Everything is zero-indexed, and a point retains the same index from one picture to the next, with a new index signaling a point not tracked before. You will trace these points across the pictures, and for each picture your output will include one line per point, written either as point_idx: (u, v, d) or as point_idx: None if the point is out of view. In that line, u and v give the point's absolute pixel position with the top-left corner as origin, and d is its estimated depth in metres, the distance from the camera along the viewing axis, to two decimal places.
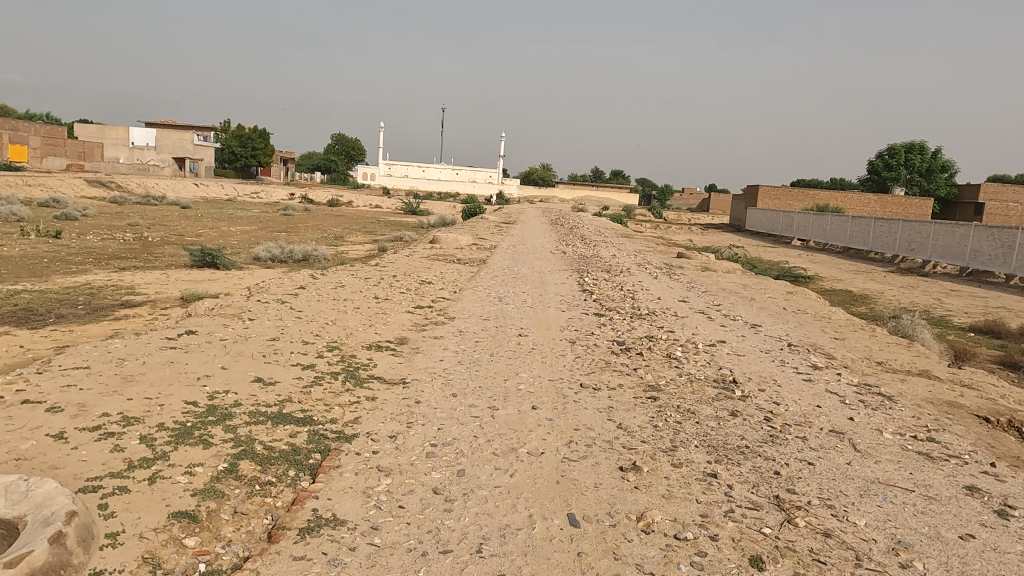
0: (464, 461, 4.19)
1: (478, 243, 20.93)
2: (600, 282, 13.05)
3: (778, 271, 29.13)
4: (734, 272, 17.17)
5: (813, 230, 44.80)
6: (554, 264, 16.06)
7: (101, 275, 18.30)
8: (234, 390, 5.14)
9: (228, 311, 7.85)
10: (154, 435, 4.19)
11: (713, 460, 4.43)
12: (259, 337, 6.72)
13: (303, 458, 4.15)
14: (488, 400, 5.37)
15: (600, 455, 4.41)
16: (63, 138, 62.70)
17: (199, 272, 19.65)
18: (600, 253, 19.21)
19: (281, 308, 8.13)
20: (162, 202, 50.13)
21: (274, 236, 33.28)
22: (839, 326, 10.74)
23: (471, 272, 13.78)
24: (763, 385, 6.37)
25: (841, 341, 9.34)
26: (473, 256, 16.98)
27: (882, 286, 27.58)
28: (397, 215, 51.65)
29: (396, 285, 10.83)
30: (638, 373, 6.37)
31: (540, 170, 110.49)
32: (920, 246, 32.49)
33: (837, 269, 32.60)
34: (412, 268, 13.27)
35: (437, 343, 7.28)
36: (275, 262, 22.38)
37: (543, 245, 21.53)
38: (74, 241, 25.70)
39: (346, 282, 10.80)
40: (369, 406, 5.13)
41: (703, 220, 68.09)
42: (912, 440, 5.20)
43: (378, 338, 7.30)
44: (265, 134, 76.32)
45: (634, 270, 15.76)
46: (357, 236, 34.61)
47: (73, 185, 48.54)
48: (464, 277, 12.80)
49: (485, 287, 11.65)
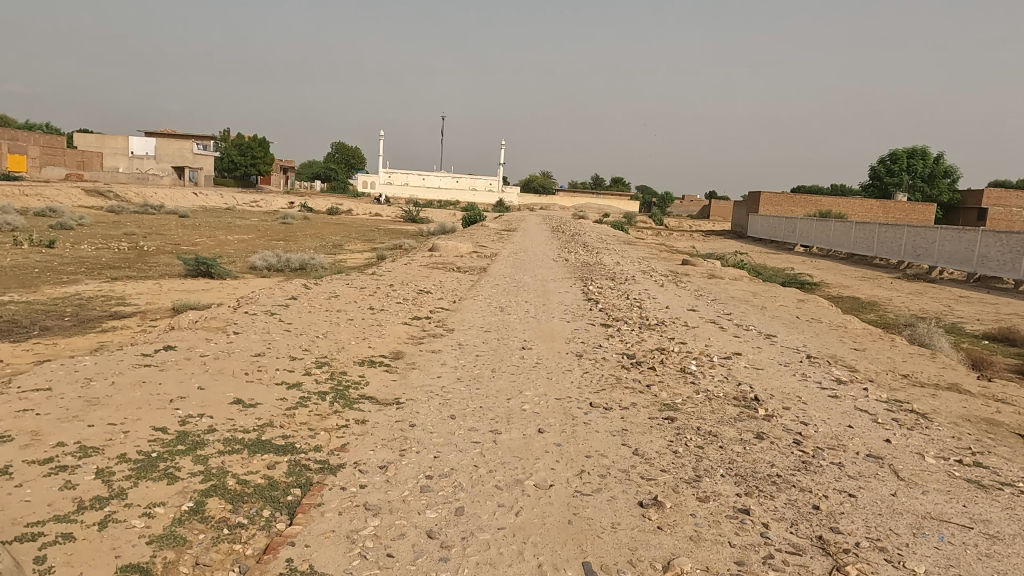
0: (463, 496, 3.71)
1: (478, 250, 20.52)
2: (605, 291, 12.59)
3: (783, 277, 28.64)
4: (740, 280, 16.75)
5: (817, 236, 44.43)
6: (556, 272, 15.59)
7: (93, 285, 17.98)
8: (210, 414, 4.65)
9: (211, 325, 7.36)
10: (113, 468, 3.71)
11: (743, 493, 3.94)
12: (243, 353, 6.25)
13: (280, 495, 3.65)
14: (489, 423, 4.88)
15: (616, 488, 3.91)
16: (63, 148, 62.72)
17: (192, 281, 19.27)
18: (602, 261, 18.84)
19: (269, 321, 7.64)
20: (160, 211, 50.00)
21: (272, 245, 32.90)
22: (857, 335, 10.24)
23: (471, 280, 13.33)
24: (787, 402, 5.88)
25: (861, 352, 8.83)
26: (474, 264, 16.56)
27: (890, 293, 27.12)
28: (396, 223, 51.26)
29: (394, 295, 10.38)
30: (652, 391, 5.87)
31: (540, 177, 110.94)
32: (926, 252, 32.12)
33: (842, 277, 32.12)
34: (409, 276, 12.86)
35: (433, 358, 6.79)
36: (271, 270, 22.07)
37: (545, 252, 21.05)
38: (67, 251, 25.31)
39: (340, 292, 10.34)
40: (358, 431, 4.64)
41: (704, 227, 67.75)
42: (958, 465, 4.71)
43: (371, 353, 6.81)
44: (265, 143, 77.17)
45: (639, 278, 15.31)
46: (356, 244, 34.50)
47: (71, 195, 48.33)
48: (464, 286, 12.34)
49: (486, 296, 11.21)
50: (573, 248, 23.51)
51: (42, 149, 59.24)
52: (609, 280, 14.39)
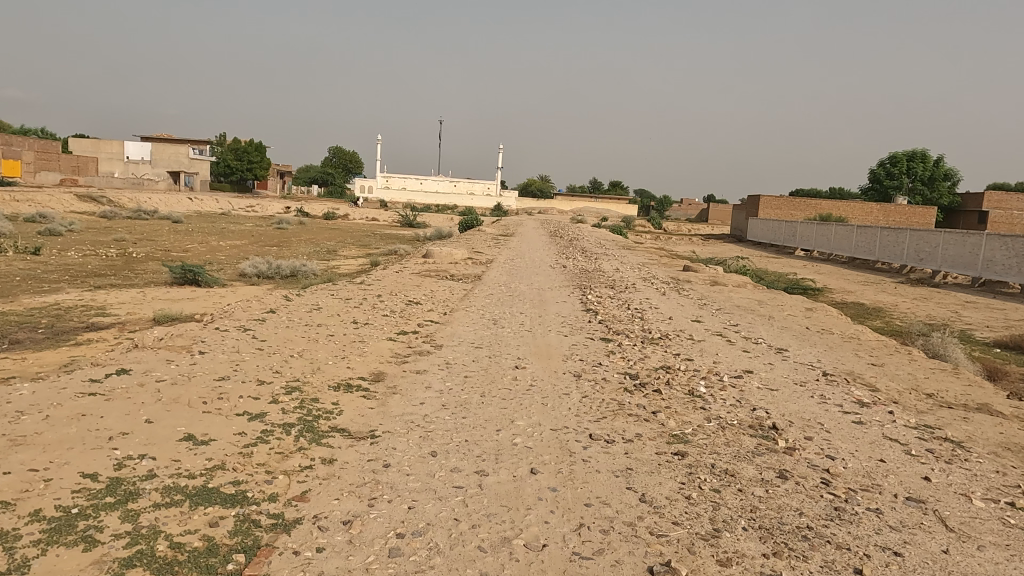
0: (439, 563, 3.10)
1: (473, 256, 19.93)
2: (604, 300, 12.00)
3: (785, 283, 28.06)
4: (744, 287, 16.18)
5: (817, 240, 43.94)
6: (553, 280, 15.00)
7: (74, 294, 17.37)
8: (153, 454, 4.04)
9: (176, 343, 6.74)
10: (21, 531, 3.10)
11: (771, 553, 3.34)
12: (205, 378, 5.63)
13: (220, 563, 3.04)
14: (475, 462, 4.28)
15: (621, 549, 3.31)
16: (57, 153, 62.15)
17: (178, 289, 18.66)
18: (601, 267, 18.27)
19: (241, 338, 7.03)
20: (153, 216, 49.42)
21: (265, 251, 32.29)
22: (871, 348, 9.65)
23: (464, 289, 12.73)
24: (808, 431, 5.28)
25: (879, 367, 8.25)
26: (468, 271, 15.95)
27: (894, 298, 26.58)
28: (392, 228, 50.72)
29: (380, 307, 9.77)
30: (658, 420, 5.27)
31: (537, 181, 110.62)
32: (929, 256, 31.63)
33: (845, 282, 31.58)
34: (399, 286, 12.26)
35: (417, 380, 6.18)
36: (261, 277, 21.48)
37: (542, 258, 20.46)
38: (53, 258, 24.69)
39: (323, 303, 9.73)
40: (323, 474, 4.03)
41: (703, 231, 67.27)
42: (1010, 508, 4.12)
43: (349, 376, 6.20)
44: (262, 147, 77.21)
45: (640, 285, 14.72)
46: (350, 250, 33.88)
47: (63, 201, 47.71)
48: (456, 295, 11.75)
49: (479, 307, 10.60)
50: (572, 254, 22.94)
51: (36, 155, 58.64)
52: (609, 289, 13.81)
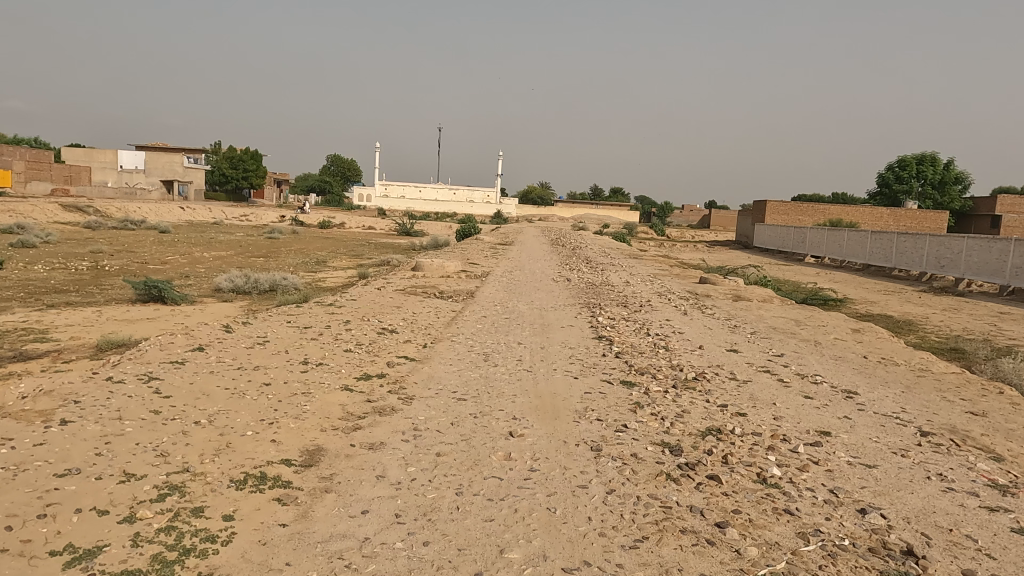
0: None
1: (468, 268, 18.11)
2: (618, 324, 10.11)
3: (804, 294, 26.23)
4: (771, 303, 14.37)
5: (829, 246, 42.20)
6: (557, 297, 13.14)
7: (19, 315, 15.47)
8: None
9: (36, 403, 4.84)
10: None
11: None
12: (40, 474, 3.72)
13: None
14: None
15: None
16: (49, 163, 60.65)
17: (140, 308, 16.80)
18: (609, 280, 16.42)
19: (135, 396, 5.12)
20: (140, 226, 47.71)
21: (251, 262, 30.54)
22: (953, 385, 7.78)
23: (453, 311, 10.88)
24: (966, 560, 3.37)
25: (982, 418, 6.35)
26: (460, 287, 14.10)
27: (922, 309, 24.78)
28: (388, 237, 49.02)
29: (346, 339, 7.88)
30: (731, 545, 3.36)
31: (537, 188, 109.25)
32: (952, 263, 29.83)
33: (865, 291, 29.76)
34: (377, 308, 10.41)
35: (367, 464, 4.29)
36: (237, 293, 19.66)
37: (544, 270, 18.57)
38: (15, 273, 22.85)
39: (275, 335, 7.83)
40: None
41: (707, 237, 65.50)
42: None
43: (269, 457, 4.30)
44: (257, 155, 75.73)
45: (656, 303, 12.86)
46: (341, 260, 32.03)
47: (47, 211, 46.02)
48: (443, 319, 9.89)
49: (469, 335, 8.73)
50: (576, 265, 21.17)
51: (26, 164, 56.98)
52: (622, 308, 11.93)
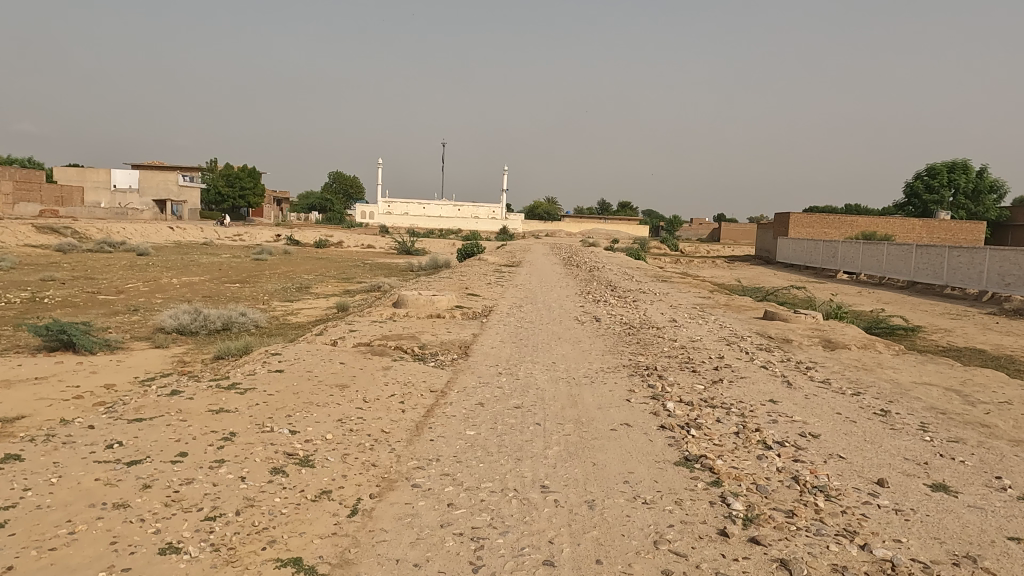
0: None
1: (465, 303, 14.12)
2: (705, 418, 6.04)
3: (864, 322, 22.14)
4: (878, 354, 10.28)
5: (866, 262, 38.05)
6: (586, 353, 9.11)
7: None
8: None
9: None
10: None
11: None
12: None
13: None
14: None
15: None
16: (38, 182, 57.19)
17: (35, 362, 12.74)
18: (649, 319, 12.44)
19: None
20: (118, 249, 43.84)
21: (222, 289, 26.65)
22: None
23: (427, 391, 6.85)
24: None
25: None
26: (448, 336, 10.09)
27: (1006, 338, 20.63)
28: (386, 256, 45.23)
29: (188, 504, 3.81)
30: None
31: (543, 203, 105.30)
32: (1018, 282, 25.62)
33: (926, 314, 25.62)
34: (304, 392, 6.40)
35: None
36: (178, 333, 15.69)
37: (561, 304, 14.55)
38: None
39: (41, 498, 3.75)
40: None
41: (725, 252, 61.53)
42: None
43: None
44: (255, 173, 72.24)
45: (733, 362, 8.83)
46: (326, 286, 28.05)
47: (19, 232, 42.24)
48: (404, 418, 5.84)
49: (443, 468, 4.64)
50: (600, 293, 17.21)
51: (12, 184, 53.33)
52: (690, 375, 7.89)
